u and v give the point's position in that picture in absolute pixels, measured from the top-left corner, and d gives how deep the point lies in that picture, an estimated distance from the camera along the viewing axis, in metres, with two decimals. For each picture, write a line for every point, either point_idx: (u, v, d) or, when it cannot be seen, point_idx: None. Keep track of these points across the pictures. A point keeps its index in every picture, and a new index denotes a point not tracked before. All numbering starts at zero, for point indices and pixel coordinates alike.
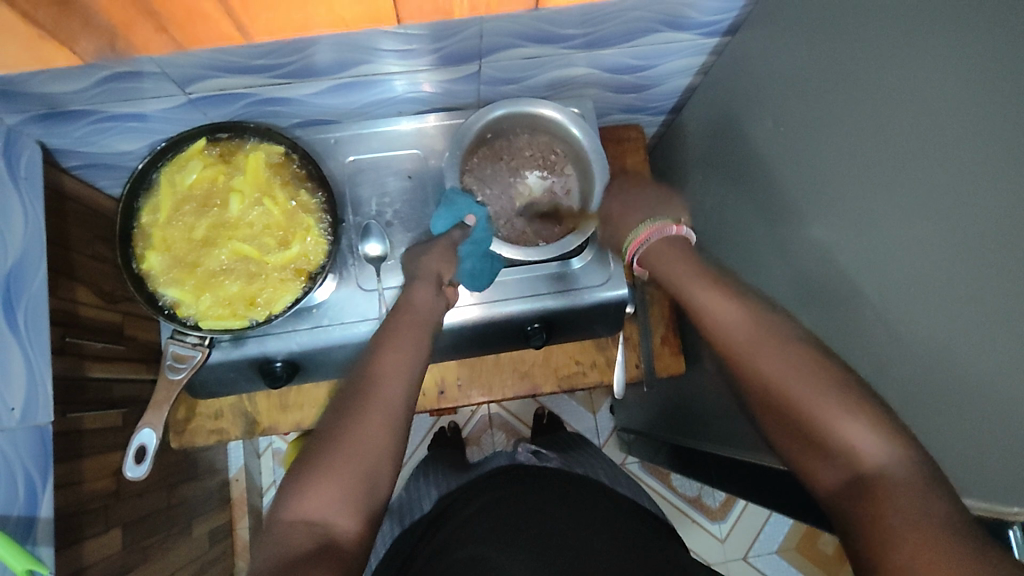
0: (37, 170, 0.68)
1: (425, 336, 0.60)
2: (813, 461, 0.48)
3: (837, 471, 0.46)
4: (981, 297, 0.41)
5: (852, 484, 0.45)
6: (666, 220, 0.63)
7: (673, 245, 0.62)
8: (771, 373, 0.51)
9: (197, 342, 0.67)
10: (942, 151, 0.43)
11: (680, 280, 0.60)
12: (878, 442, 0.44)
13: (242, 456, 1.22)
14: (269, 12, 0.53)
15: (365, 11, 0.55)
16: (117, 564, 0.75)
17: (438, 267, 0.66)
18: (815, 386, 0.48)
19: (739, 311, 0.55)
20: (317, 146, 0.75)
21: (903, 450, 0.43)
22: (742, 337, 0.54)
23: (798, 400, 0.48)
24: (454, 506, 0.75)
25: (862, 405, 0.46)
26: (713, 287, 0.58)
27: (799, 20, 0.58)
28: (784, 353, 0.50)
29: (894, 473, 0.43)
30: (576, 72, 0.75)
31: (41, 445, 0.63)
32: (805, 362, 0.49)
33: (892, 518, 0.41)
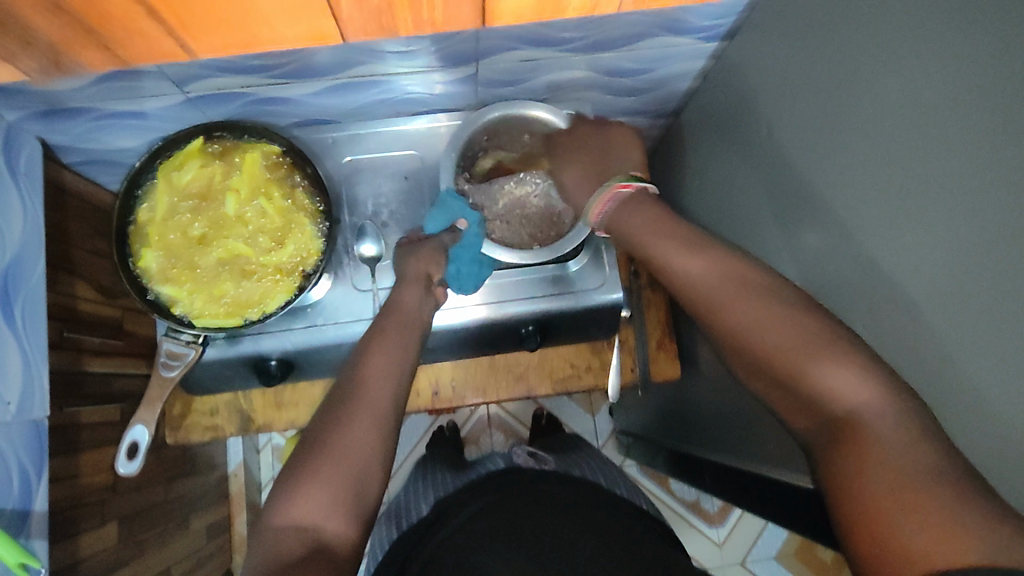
0: (38, 166, 0.68)
1: (413, 339, 0.61)
2: (793, 408, 0.47)
3: (814, 417, 0.45)
4: (982, 314, 0.40)
5: (829, 433, 0.44)
6: (614, 183, 0.61)
7: (644, 204, 0.59)
8: (754, 336, 0.48)
9: (191, 341, 0.68)
10: (939, 163, 0.42)
11: (643, 239, 0.57)
12: (861, 391, 0.42)
13: (240, 452, 1.23)
14: (214, 34, 0.55)
15: (308, 32, 0.56)
16: (113, 558, 0.76)
17: (428, 268, 0.66)
18: (792, 331, 0.46)
19: (706, 263, 0.53)
20: (315, 145, 0.76)
21: (890, 400, 0.42)
22: (714, 287, 0.51)
23: (776, 348, 0.47)
24: (448, 511, 0.73)
25: (842, 352, 0.44)
26: (680, 243, 0.55)
27: (797, 27, 0.58)
28: (761, 304, 0.48)
29: (876, 422, 0.41)
30: (575, 74, 0.75)
31: (35, 438, 0.64)
32: (798, 319, 0.47)
33: (875, 474, 0.39)
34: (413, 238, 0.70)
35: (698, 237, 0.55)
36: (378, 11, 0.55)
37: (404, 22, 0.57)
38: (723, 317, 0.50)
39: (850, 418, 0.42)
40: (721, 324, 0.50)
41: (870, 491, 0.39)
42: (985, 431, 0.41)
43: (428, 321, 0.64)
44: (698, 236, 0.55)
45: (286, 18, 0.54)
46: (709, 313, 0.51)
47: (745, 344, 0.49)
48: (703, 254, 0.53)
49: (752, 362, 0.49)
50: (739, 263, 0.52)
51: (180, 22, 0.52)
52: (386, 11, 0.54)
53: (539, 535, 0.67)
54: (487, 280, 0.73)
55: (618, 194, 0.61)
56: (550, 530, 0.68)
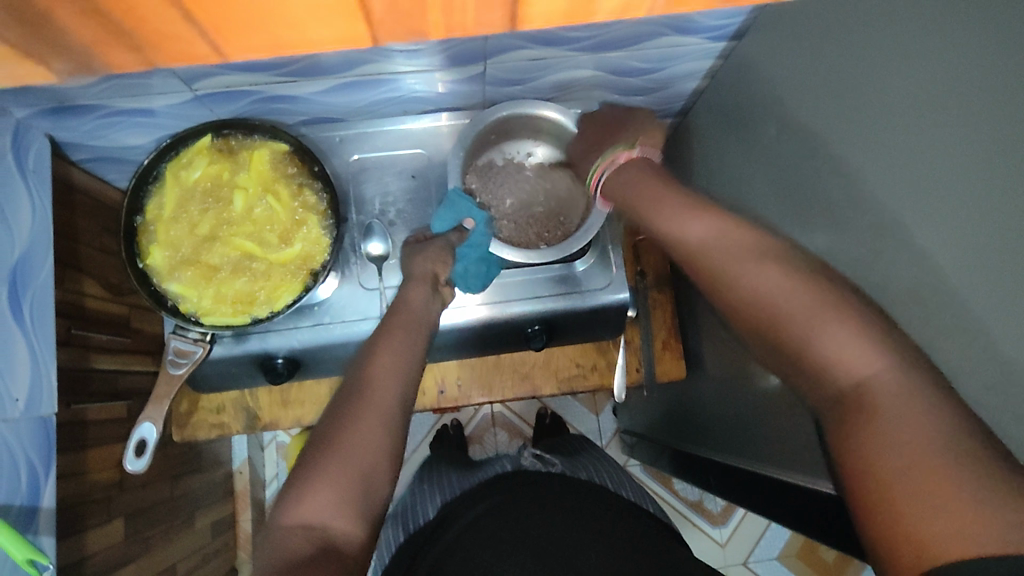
0: (47, 162, 0.68)
1: (419, 339, 0.61)
2: (799, 375, 0.45)
3: (821, 384, 0.44)
4: (991, 319, 0.40)
5: (837, 399, 0.42)
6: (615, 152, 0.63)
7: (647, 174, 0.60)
8: (762, 303, 0.47)
9: (198, 338, 0.68)
10: None
11: (645, 208, 0.57)
12: (871, 356, 0.41)
13: (245, 449, 1.23)
14: (246, 32, 0.53)
15: None
16: (119, 555, 0.76)
17: (435, 267, 0.66)
18: (799, 294, 0.45)
19: (714, 229, 0.52)
20: (322, 144, 0.76)
21: (900, 365, 0.40)
22: (722, 252, 0.50)
23: (784, 310, 0.46)
24: (456, 510, 0.73)
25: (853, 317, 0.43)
26: (689, 210, 0.54)
27: (806, 28, 0.57)
28: (770, 269, 0.47)
29: (885, 387, 0.40)
30: (582, 74, 0.75)
31: (45, 437, 0.63)
32: (810, 286, 0.45)
33: (885, 439, 0.38)
34: (420, 237, 0.71)
35: (709, 206, 0.54)
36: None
37: None
38: (731, 280, 0.49)
39: (859, 383, 0.41)
40: (730, 292, 0.49)
41: (875, 459, 0.38)
42: None
43: (434, 321, 0.64)
44: (706, 204, 0.55)
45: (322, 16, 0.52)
46: (716, 277, 0.51)
47: (754, 312, 0.48)
48: (711, 220, 0.53)
49: (760, 330, 0.48)
50: (750, 233, 0.51)
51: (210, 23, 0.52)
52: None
53: (544, 542, 0.68)
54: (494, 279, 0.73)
55: (618, 162, 0.63)
56: (555, 537, 0.68)
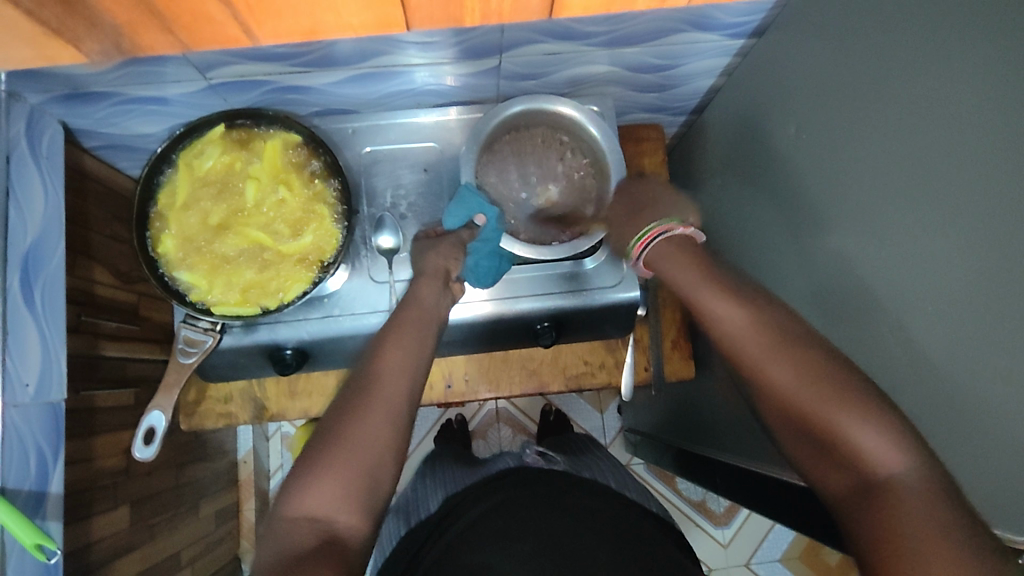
0: (59, 149, 0.68)
1: (428, 333, 0.61)
2: (827, 466, 0.50)
3: (850, 475, 0.48)
4: (1013, 323, 0.39)
5: (864, 490, 0.47)
6: (671, 221, 0.63)
7: (680, 249, 0.62)
8: (789, 399, 0.52)
9: (209, 328, 0.68)
10: (975, 167, 0.42)
11: (683, 279, 0.60)
12: (898, 454, 0.45)
13: (250, 439, 1.23)
14: (278, 20, 0.54)
15: (376, 20, 0.56)
16: (124, 542, 0.76)
17: (447, 263, 0.66)
18: (824, 390, 0.50)
19: (752, 318, 0.56)
20: (334, 135, 0.76)
21: (921, 462, 0.44)
22: (757, 345, 0.55)
23: (812, 409, 0.50)
24: (461, 505, 0.73)
25: (875, 414, 0.47)
26: (721, 290, 0.59)
27: (827, 26, 0.57)
28: (797, 364, 0.52)
29: (911, 485, 0.44)
30: (598, 69, 0.74)
31: (53, 421, 0.64)
32: (835, 381, 0.50)
33: (905, 529, 0.43)
34: (432, 233, 0.71)
35: (739, 289, 0.59)
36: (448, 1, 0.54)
37: (470, 12, 0.58)
38: (763, 374, 0.54)
39: (887, 479, 0.45)
40: (761, 382, 0.54)
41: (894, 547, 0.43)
42: (1003, 442, 0.40)
43: (444, 315, 0.64)
44: (741, 289, 0.59)
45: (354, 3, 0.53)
46: (752, 368, 0.55)
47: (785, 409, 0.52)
48: (750, 308, 0.57)
49: (790, 422, 0.52)
50: (776, 320, 0.55)
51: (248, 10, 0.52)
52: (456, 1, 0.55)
53: (553, 534, 0.68)
54: (504, 276, 0.73)
55: (673, 231, 0.62)
56: (564, 531, 0.68)
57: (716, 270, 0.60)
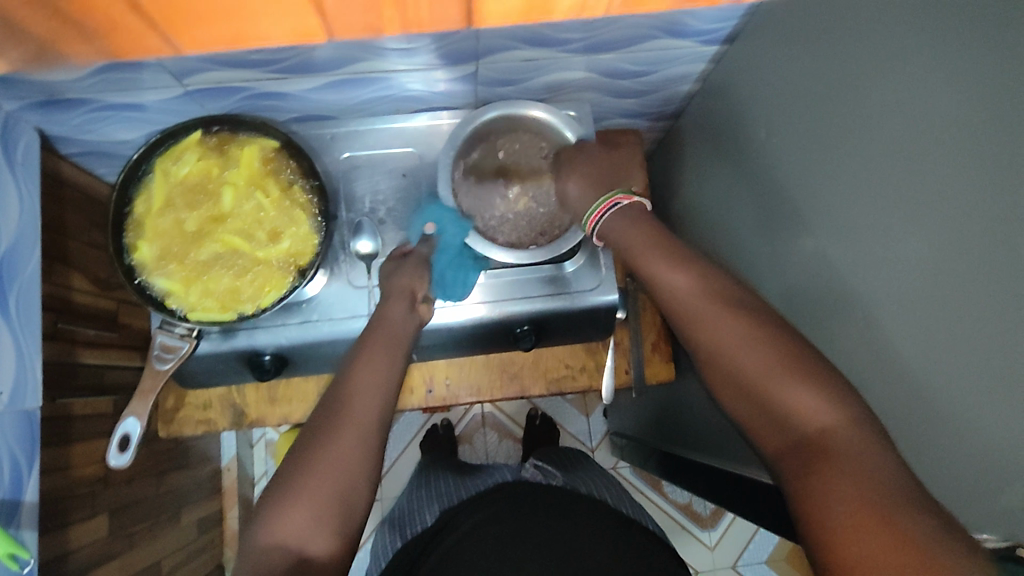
0: (35, 155, 0.68)
1: (399, 350, 0.61)
2: (759, 426, 0.50)
3: (783, 432, 0.48)
4: (972, 324, 0.40)
5: (795, 446, 0.46)
6: (616, 194, 0.65)
7: (630, 220, 0.63)
8: (728, 357, 0.51)
9: (185, 334, 0.68)
10: (938, 170, 0.42)
11: (636, 251, 0.60)
12: (830, 410, 0.45)
13: (234, 445, 1.22)
14: (200, 30, 0.53)
15: (296, 30, 0.55)
16: (102, 550, 0.76)
17: (412, 282, 0.67)
18: (765, 350, 0.50)
19: (692, 283, 0.56)
20: (313, 141, 0.76)
21: (850, 417, 0.45)
22: (695, 307, 0.55)
23: (747, 365, 0.50)
24: (456, 519, 0.73)
25: (812, 373, 0.47)
26: (668, 257, 0.58)
27: (795, 34, 0.58)
28: (731, 326, 0.52)
29: (837, 434, 0.44)
30: (575, 75, 0.75)
31: (28, 429, 0.63)
32: (777, 345, 0.50)
33: (834, 483, 0.42)
34: (400, 252, 0.72)
35: (687, 256, 0.59)
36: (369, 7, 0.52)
37: (393, 23, 0.55)
38: (701, 334, 0.54)
39: (817, 433, 0.45)
40: (698, 343, 0.54)
41: (824, 498, 0.42)
42: (969, 440, 0.41)
43: (411, 334, 0.64)
44: (690, 259, 0.58)
45: (273, 14, 0.52)
46: (691, 331, 0.55)
47: (724, 369, 0.52)
48: (689, 273, 0.57)
49: (727, 382, 0.51)
50: (718, 283, 0.56)
51: (167, 16, 0.50)
52: (375, 12, 0.53)
53: (553, 542, 0.69)
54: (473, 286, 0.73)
55: (619, 204, 0.64)
56: (561, 537, 0.70)
57: (668, 241, 0.60)
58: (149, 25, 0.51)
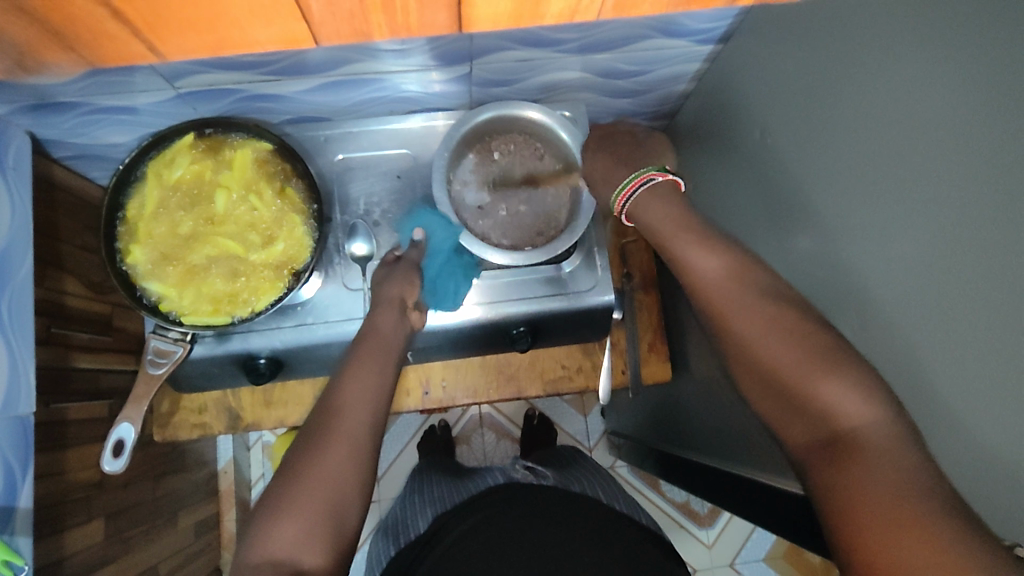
0: (26, 160, 0.68)
1: (387, 363, 0.61)
2: (790, 422, 0.48)
3: (814, 429, 0.46)
4: (971, 324, 0.40)
5: (827, 444, 0.45)
6: (650, 170, 0.61)
7: (661, 199, 0.60)
8: (760, 351, 0.50)
9: (178, 338, 0.67)
10: (935, 170, 0.42)
11: (668, 235, 0.58)
12: (864, 408, 0.44)
13: (230, 448, 1.22)
14: (182, 37, 0.53)
15: (280, 36, 0.55)
16: (98, 555, 0.75)
17: (401, 291, 0.67)
18: (804, 346, 0.48)
19: (725, 267, 0.55)
20: (307, 143, 0.76)
21: (886, 417, 0.43)
22: (724, 299, 0.54)
23: (780, 359, 0.49)
24: (446, 525, 0.73)
25: (848, 370, 0.46)
26: (699, 242, 0.57)
27: (790, 33, 0.57)
28: (764, 314, 0.51)
29: (873, 433, 0.43)
30: (570, 75, 0.75)
31: (20, 434, 0.63)
32: (812, 341, 0.48)
33: (870, 486, 0.40)
34: (389, 259, 0.71)
35: (717, 246, 0.57)
36: (351, 17, 0.52)
37: (378, 29, 0.55)
38: (732, 324, 0.53)
39: (849, 431, 0.44)
40: (729, 336, 0.53)
41: (854, 499, 0.41)
42: (972, 440, 0.41)
43: (403, 343, 0.64)
44: (717, 248, 0.56)
45: (257, 22, 0.52)
46: (719, 324, 0.54)
47: (755, 364, 0.50)
48: (722, 257, 0.56)
49: (759, 376, 0.50)
50: (749, 274, 0.54)
51: (148, 24, 0.50)
52: (359, 19, 0.52)
53: (546, 547, 0.69)
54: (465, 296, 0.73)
55: (654, 181, 0.60)
56: (555, 542, 0.70)
57: (697, 228, 0.58)
58: (133, 34, 0.52)
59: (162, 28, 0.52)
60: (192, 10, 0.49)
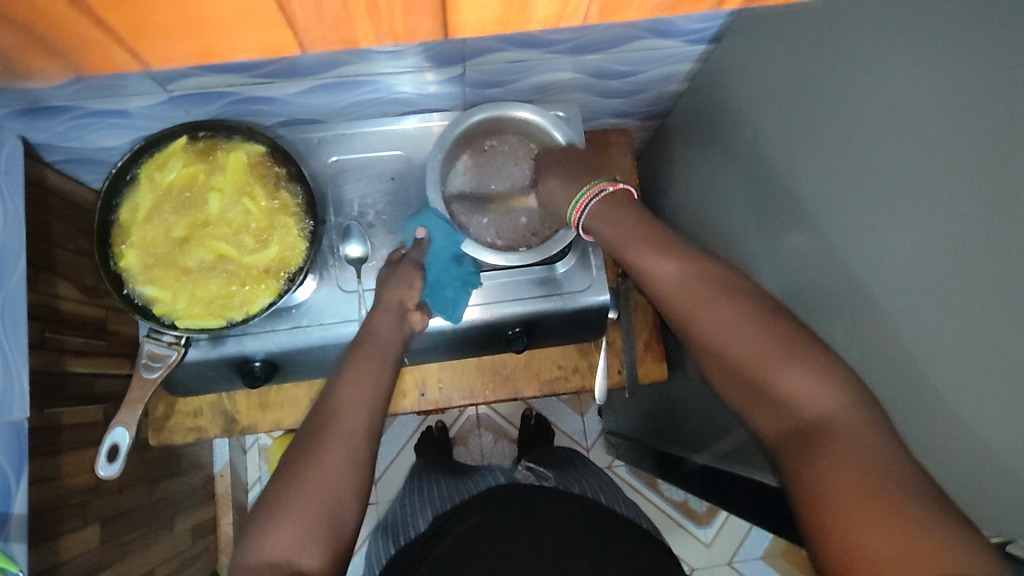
0: (18, 164, 0.67)
1: (384, 365, 0.61)
2: (760, 414, 0.49)
3: (783, 418, 0.47)
4: (966, 322, 0.40)
5: (796, 433, 0.45)
6: (602, 181, 0.64)
7: (614, 208, 0.62)
8: (720, 343, 0.51)
9: (173, 342, 0.67)
10: (927, 169, 0.42)
11: (622, 244, 0.60)
12: (825, 394, 0.45)
13: (227, 452, 1.22)
14: (166, 44, 0.53)
15: (265, 41, 0.54)
16: (95, 560, 0.75)
17: (400, 294, 0.68)
18: (759, 335, 0.49)
19: (679, 265, 0.56)
20: (300, 145, 0.76)
21: (846, 401, 0.44)
22: (682, 294, 0.54)
23: (742, 350, 0.49)
24: (446, 525, 0.73)
25: (806, 356, 0.47)
26: (653, 244, 0.58)
27: (782, 33, 0.57)
28: (729, 304, 0.52)
29: (835, 419, 0.44)
30: (563, 76, 0.75)
31: (14, 440, 0.62)
32: (771, 330, 0.49)
33: (836, 472, 0.41)
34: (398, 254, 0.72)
35: (674, 243, 0.58)
36: (337, 22, 0.52)
37: (365, 34, 0.55)
38: (697, 320, 0.53)
39: (816, 420, 0.44)
40: (691, 329, 0.53)
41: (823, 485, 0.41)
42: (966, 437, 0.41)
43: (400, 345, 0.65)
44: (676, 245, 0.58)
45: (240, 27, 0.52)
46: (682, 318, 0.54)
47: (719, 357, 0.51)
48: (679, 264, 0.56)
49: (725, 370, 0.51)
50: (707, 268, 0.55)
51: (131, 30, 0.50)
52: (344, 24, 0.52)
53: (544, 548, 0.69)
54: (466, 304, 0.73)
55: (606, 190, 0.64)
56: (555, 544, 0.70)
57: (651, 229, 0.60)
58: (117, 41, 0.52)
59: (145, 35, 0.52)
60: (175, 16, 0.49)
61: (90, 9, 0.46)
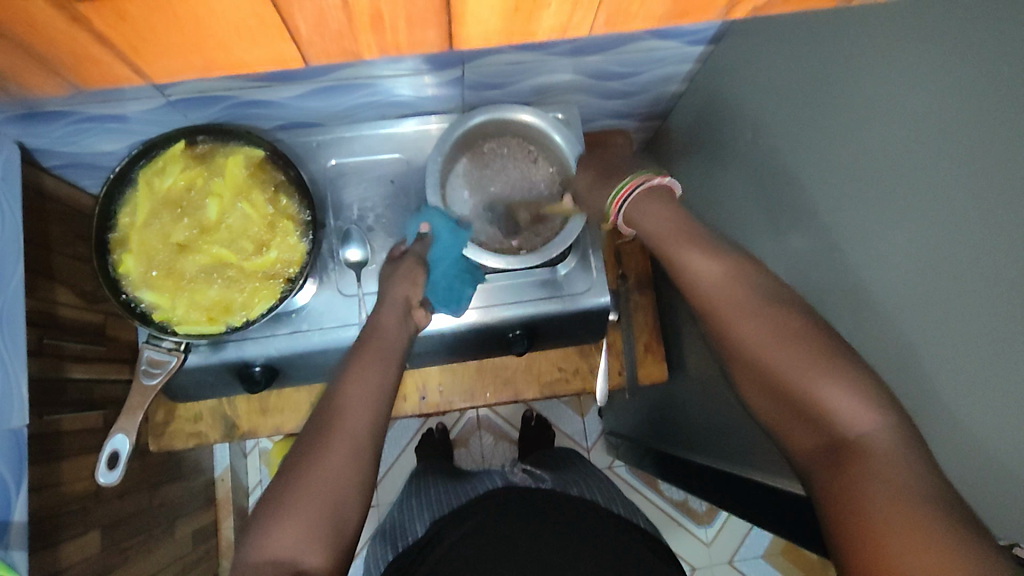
0: (15, 170, 0.67)
1: (388, 365, 0.61)
2: (793, 428, 0.48)
3: (816, 433, 0.46)
4: (969, 322, 0.40)
5: (830, 449, 0.44)
6: (648, 172, 0.62)
7: (661, 201, 0.60)
8: (758, 355, 0.50)
9: (173, 347, 0.67)
10: (929, 170, 0.42)
11: (667, 243, 0.58)
12: (865, 412, 0.43)
13: (227, 456, 1.21)
14: (167, 58, 0.53)
15: (268, 56, 0.54)
16: (95, 566, 0.75)
17: (405, 291, 0.66)
18: (799, 349, 0.48)
19: (724, 268, 0.55)
20: (299, 148, 0.75)
21: (887, 420, 0.43)
22: (722, 300, 0.53)
23: (779, 363, 0.48)
24: (442, 528, 0.72)
25: (846, 372, 0.45)
26: (698, 246, 0.57)
27: (782, 33, 0.57)
28: (757, 310, 0.51)
29: (875, 438, 0.42)
30: (562, 77, 0.75)
31: (13, 447, 0.62)
32: (808, 344, 0.48)
33: (873, 491, 0.40)
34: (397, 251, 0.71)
35: (719, 247, 0.57)
36: (340, 37, 0.52)
37: (369, 48, 0.55)
38: (730, 329, 0.52)
39: (852, 436, 0.43)
40: (728, 338, 0.52)
41: (858, 503, 0.40)
42: (968, 437, 0.41)
43: (405, 344, 0.63)
44: (715, 248, 0.56)
45: (240, 42, 0.51)
46: (719, 325, 0.54)
47: (752, 368, 0.50)
48: (722, 261, 0.55)
49: (757, 381, 0.50)
50: (748, 275, 0.54)
51: (132, 45, 0.50)
52: (347, 38, 0.52)
53: (546, 555, 0.69)
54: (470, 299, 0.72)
55: (651, 182, 0.61)
56: (557, 548, 0.70)
57: (698, 232, 0.58)
58: (117, 56, 0.52)
59: (146, 50, 0.51)
60: (175, 30, 0.49)
61: (90, 25, 0.46)
